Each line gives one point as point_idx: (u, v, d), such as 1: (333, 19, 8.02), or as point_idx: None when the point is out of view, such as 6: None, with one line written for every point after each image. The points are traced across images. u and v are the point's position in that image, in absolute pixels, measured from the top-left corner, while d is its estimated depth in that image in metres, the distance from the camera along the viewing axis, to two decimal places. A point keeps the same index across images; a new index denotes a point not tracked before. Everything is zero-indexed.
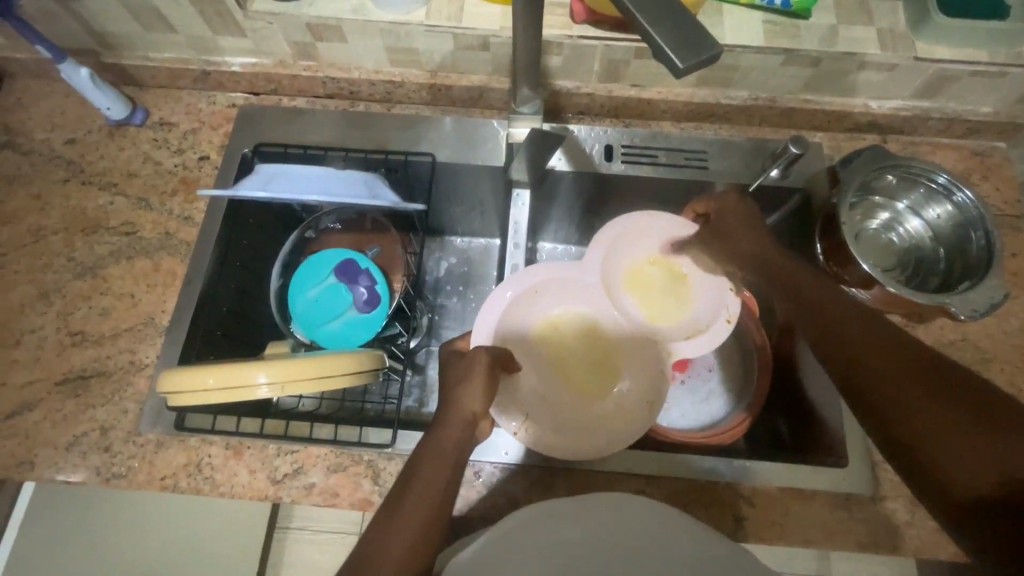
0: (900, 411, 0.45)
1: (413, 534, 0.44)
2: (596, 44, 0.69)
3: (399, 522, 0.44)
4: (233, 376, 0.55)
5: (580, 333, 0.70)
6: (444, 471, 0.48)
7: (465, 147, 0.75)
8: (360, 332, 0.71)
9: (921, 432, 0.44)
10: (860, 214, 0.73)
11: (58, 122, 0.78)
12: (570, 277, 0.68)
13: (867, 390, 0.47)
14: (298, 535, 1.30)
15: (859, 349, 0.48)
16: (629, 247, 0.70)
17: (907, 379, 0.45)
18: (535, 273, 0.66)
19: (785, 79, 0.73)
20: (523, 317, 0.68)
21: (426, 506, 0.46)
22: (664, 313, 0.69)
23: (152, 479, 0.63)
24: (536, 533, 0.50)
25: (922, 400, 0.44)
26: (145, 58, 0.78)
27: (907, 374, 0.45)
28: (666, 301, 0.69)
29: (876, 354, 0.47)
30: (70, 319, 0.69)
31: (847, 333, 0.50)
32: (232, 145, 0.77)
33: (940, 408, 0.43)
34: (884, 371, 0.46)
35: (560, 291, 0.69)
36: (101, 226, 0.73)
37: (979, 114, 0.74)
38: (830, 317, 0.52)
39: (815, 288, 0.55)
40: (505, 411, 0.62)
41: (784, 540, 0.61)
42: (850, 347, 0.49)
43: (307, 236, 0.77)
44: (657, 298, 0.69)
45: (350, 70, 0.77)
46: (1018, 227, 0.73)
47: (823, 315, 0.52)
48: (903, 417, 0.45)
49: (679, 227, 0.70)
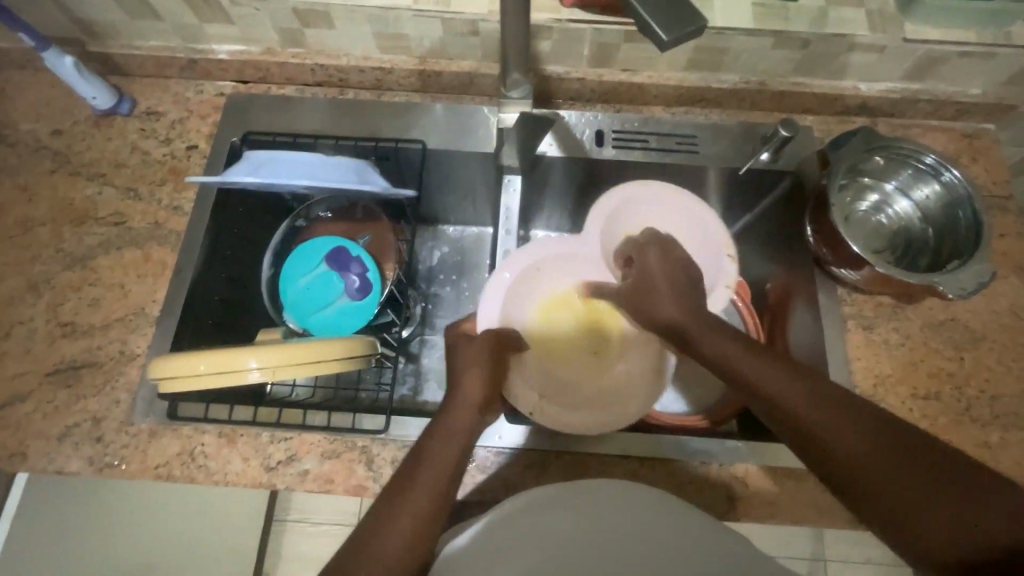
0: (913, 508, 0.41)
1: (402, 535, 0.44)
2: (585, 28, 0.69)
3: (387, 529, 0.44)
4: (224, 362, 0.55)
5: (569, 311, 0.70)
6: (441, 461, 0.48)
7: (456, 133, 0.75)
8: (353, 319, 0.71)
9: (902, 509, 0.41)
10: (851, 196, 0.73)
11: (44, 112, 0.77)
12: (570, 253, 0.66)
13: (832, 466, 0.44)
14: (294, 527, 1.29)
15: (838, 439, 0.44)
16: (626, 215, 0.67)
17: (872, 451, 0.43)
18: (536, 250, 0.65)
19: (776, 62, 0.73)
20: (524, 295, 0.67)
21: (416, 513, 0.45)
22: None
23: (146, 467, 0.62)
24: (530, 526, 0.49)
25: (917, 484, 0.41)
26: (131, 46, 0.77)
27: (892, 459, 0.42)
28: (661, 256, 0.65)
29: (857, 445, 0.43)
30: (59, 310, 0.69)
31: (797, 403, 0.47)
32: (221, 133, 0.76)
33: (909, 478, 0.41)
34: (875, 464, 0.42)
35: (557, 271, 0.68)
36: (89, 217, 0.73)
37: (967, 96, 0.75)
38: (787, 405, 0.47)
39: (754, 372, 0.49)
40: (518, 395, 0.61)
41: (776, 518, 0.62)
42: (822, 439, 0.45)
43: (298, 225, 0.77)
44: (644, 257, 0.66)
45: (339, 56, 0.77)
46: (1005, 208, 0.73)
47: (775, 397, 0.47)
48: (918, 513, 0.40)
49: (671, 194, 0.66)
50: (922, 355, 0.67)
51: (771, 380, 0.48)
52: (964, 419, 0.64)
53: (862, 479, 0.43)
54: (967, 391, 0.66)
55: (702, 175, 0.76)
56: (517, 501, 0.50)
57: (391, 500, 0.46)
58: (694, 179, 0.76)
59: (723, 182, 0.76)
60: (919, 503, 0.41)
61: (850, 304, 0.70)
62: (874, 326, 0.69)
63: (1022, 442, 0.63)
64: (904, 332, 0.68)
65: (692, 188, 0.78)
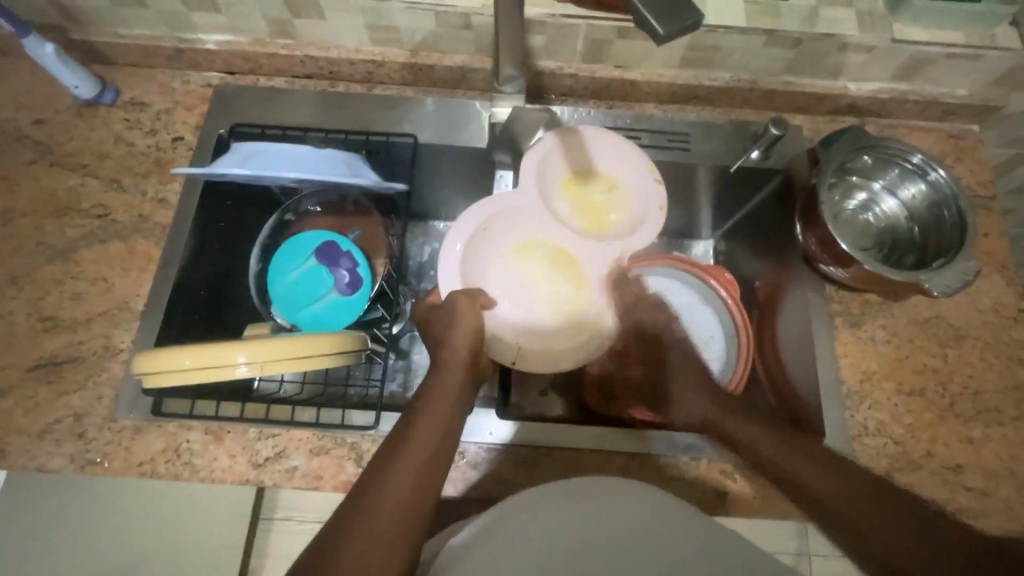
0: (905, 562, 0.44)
1: (394, 508, 0.43)
2: (579, 24, 0.69)
3: (374, 503, 0.43)
4: (210, 355, 0.54)
5: (534, 256, 0.66)
6: (428, 440, 0.48)
7: (448, 127, 0.75)
8: (343, 314, 0.70)
9: (889, 545, 0.45)
10: (839, 194, 0.74)
11: (25, 101, 0.75)
12: (517, 207, 0.63)
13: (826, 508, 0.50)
14: (282, 525, 1.28)
15: (826, 488, 0.50)
16: (565, 160, 0.65)
17: (859, 495, 0.48)
18: (482, 209, 0.62)
19: (767, 60, 0.73)
20: (482, 254, 0.64)
21: (406, 497, 0.44)
22: (604, 216, 0.65)
23: (130, 465, 0.61)
24: (517, 525, 0.48)
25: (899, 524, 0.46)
26: (116, 34, 0.75)
27: (874, 503, 0.47)
28: (610, 208, 0.65)
29: (843, 491, 0.49)
30: (41, 303, 0.67)
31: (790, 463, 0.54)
32: (209, 125, 0.75)
33: (893, 517, 0.46)
34: (860, 510, 0.47)
35: (508, 226, 0.64)
36: (71, 209, 0.71)
37: (954, 96, 0.76)
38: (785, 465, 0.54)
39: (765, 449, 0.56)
40: (494, 348, 0.62)
41: (765, 513, 0.62)
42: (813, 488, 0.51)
43: (287, 219, 0.76)
44: (593, 203, 0.65)
45: (329, 48, 0.76)
46: (989, 208, 0.74)
47: (773, 458, 0.55)
48: (899, 557, 0.44)
49: (602, 137, 0.65)
50: (908, 352, 0.68)
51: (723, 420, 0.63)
52: (947, 415, 0.65)
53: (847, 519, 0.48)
54: (951, 387, 0.67)
55: (695, 173, 0.76)
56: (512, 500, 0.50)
57: (373, 483, 0.44)
58: (686, 177, 0.77)
59: (715, 181, 0.77)
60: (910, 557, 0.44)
61: (838, 301, 0.70)
62: (861, 323, 0.69)
63: (1003, 437, 0.65)
64: (890, 329, 0.69)
65: (684, 185, 0.78)
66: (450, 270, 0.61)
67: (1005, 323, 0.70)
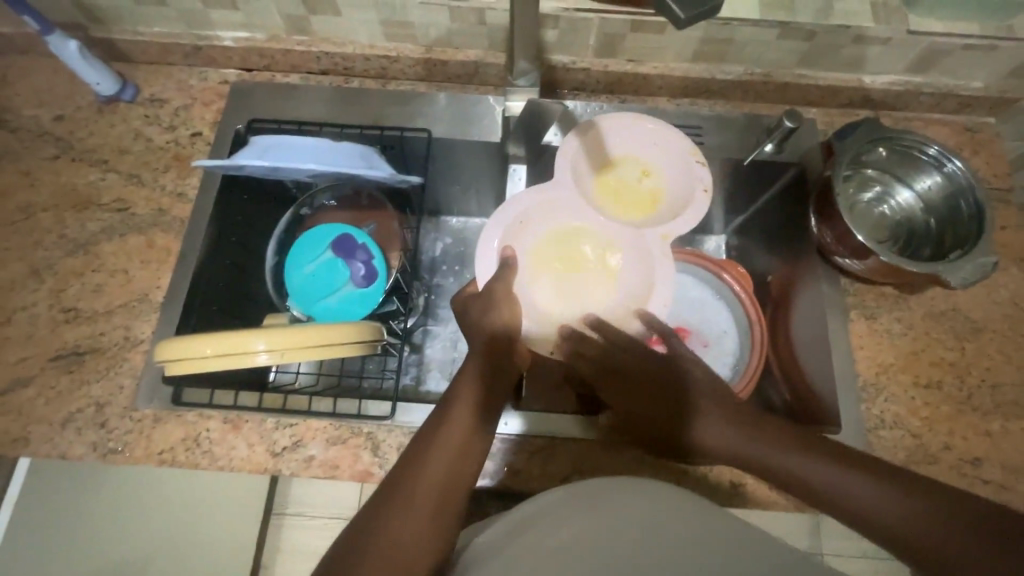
0: (956, 560, 0.40)
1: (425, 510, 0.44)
2: (593, 17, 0.69)
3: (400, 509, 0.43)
4: (230, 344, 0.55)
5: (567, 247, 0.64)
6: (448, 448, 0.48)
7: (462, 122, 0.75)
8: (357, 306, 0.71)
9: (910, 529, 0.42)
10: (853, 187, 0.73)
11: (47, 98, 0.77)
12: (555, 198, 0.61)
13: (844, 506, 0.46)
14: (295, 521, 1.28)
15: (840, 488, 0.46)
16: (601, 148, 0.63)
17: (868, 488, 0.45)
18: (522, 200, 0.60)
19: (780, 53, 0.73)
20: (520, 246, 0.62)
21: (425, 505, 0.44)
22: (638, 205, 0.64)
23: (150, 453, 0.62)
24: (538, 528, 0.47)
25: (915, 507, 0.43)
26: (135, 32, 0.77)
27: (888, 492, 0.44)
28: (644, 193, 0.64)
29: (857, 484, 0.46)
30: (63, 295, 0.68)
31: (798, 469, 0.49)
32: (226, 120, 0.76)
33: (910, 504, 0.43)
34: (873, 501, 0.44)
35: (546, 218, 0.62)
36: (92, 203, 0.72)
37: (969, 88, 0.75)
38: (801, 473, 0.49)
39: (778, 457, 0.50)
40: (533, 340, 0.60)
41: (779, 504, 0.62)
42: (827, 488, 0.47)
43: (302, 214, 0.77)
44: (629, 192, 0.64)
45: (344, 45, 0.77)
46: (1006, 201, 0.74)
47: (786, 470, 0.49)
48: (919, 539, 0.42)
49: (639, 122, 0.63)
50: (923, 345, 0.68)
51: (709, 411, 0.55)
52: (964, 408, 0.65)
53: (870, 517, 0.44)
54: (968, 380, 0.66)
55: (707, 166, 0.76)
56: (534, 508, 0.50)
57: (397, 490, 0.45)
58: None
59: (728, 175, 0.77)
60: (955, 549, 0.40)
61: (852, 294, 0.70)
62: (877, 316, 0.69)
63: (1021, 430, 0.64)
64: (906, 322, 0.69)
65: None
66: (489, 259, 0.59)
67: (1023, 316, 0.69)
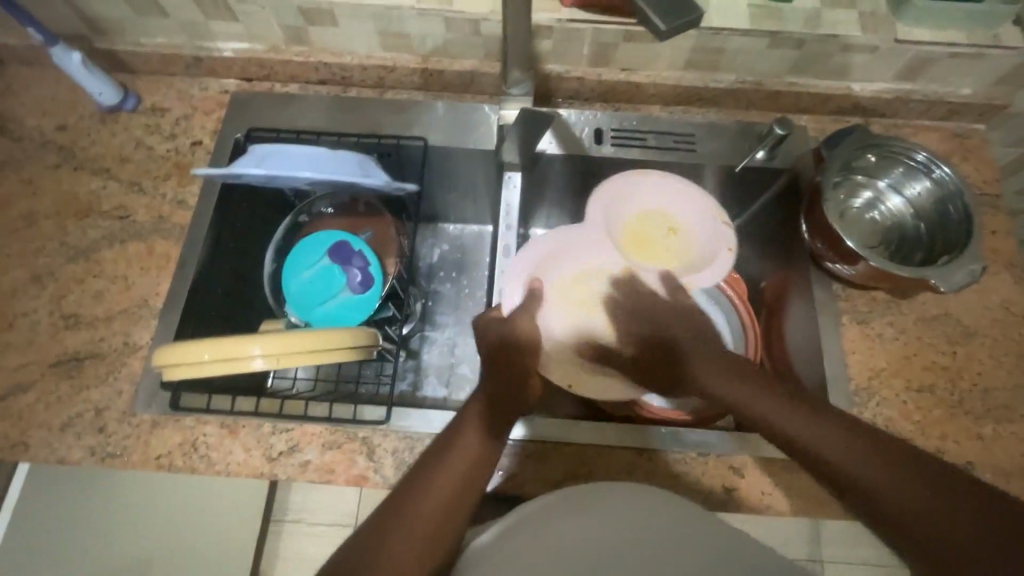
0: (926, 523, 0.40)
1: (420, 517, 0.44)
2: (586, 27, 0.70)
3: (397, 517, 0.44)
4: (228, 350, 0.56)
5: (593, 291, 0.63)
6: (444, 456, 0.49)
7: (458, 129, 0.76)
8: (354, 312, 0.71)
9: (887, 489, 0.42)
10: (844, 193, 0.74)
11: (50, 108, 0.78)
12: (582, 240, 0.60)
13: (823, 460, 0.46)
14: (293, 528, 1.28)
15: (824, 443, 0.47)
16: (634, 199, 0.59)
17: (852, 448, 0.45)
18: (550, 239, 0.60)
19: (771, 61, 0.74)
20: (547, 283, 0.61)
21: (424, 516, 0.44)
22: (669, 259, 0.59)
23: (147, 458, 0.63)
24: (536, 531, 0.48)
25: (897, 468, 0.43)
26: (137, 43, 0.78)
27: (873, 455, 0.44)
28: (676, 249, 0.59)
29: (840, 441, 0.46)
30: (64, 301, 0.69)
31: (784, 416, 0.50)
32: (225, 129, 0.77)
33: (892, 467, 0.43)
34: (856, 459, 0.45)
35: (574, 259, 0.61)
36: (93, 211, 0.74)
37: (958, 96, 0.76)
38: (786, 424, 0.50)
39: (766, 405, 0.52)
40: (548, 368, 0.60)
41: (772, 509, 0.62)
42: (811, 443, 0.47)
43: (301, 221, 0.78)
44: (662, 246, 0.59)
45: (342, 55, 0.78)
46: (996, 206, 0.75)
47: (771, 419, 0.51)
48: (892, 500, 0.42)
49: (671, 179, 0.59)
50: (915, 349, 0.68)
51: (710, 364, 0.58)
52: (956, 412, 0.65)
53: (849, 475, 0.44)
54: (960, 385, 0.66)
55: (700, 173, 0.77)
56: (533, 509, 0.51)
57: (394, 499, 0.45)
58: (693, 177, 0.77)
59: (721, 181, 0.77)
60: (928, 514, 0.40)
61: (844, 299, 0.71)
62: (868, 321, 0.70)
63: (1013, 434, 0.64)
64: (897, 327, 0.69)
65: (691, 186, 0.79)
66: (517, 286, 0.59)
67: (1014, 321, 0.69)
